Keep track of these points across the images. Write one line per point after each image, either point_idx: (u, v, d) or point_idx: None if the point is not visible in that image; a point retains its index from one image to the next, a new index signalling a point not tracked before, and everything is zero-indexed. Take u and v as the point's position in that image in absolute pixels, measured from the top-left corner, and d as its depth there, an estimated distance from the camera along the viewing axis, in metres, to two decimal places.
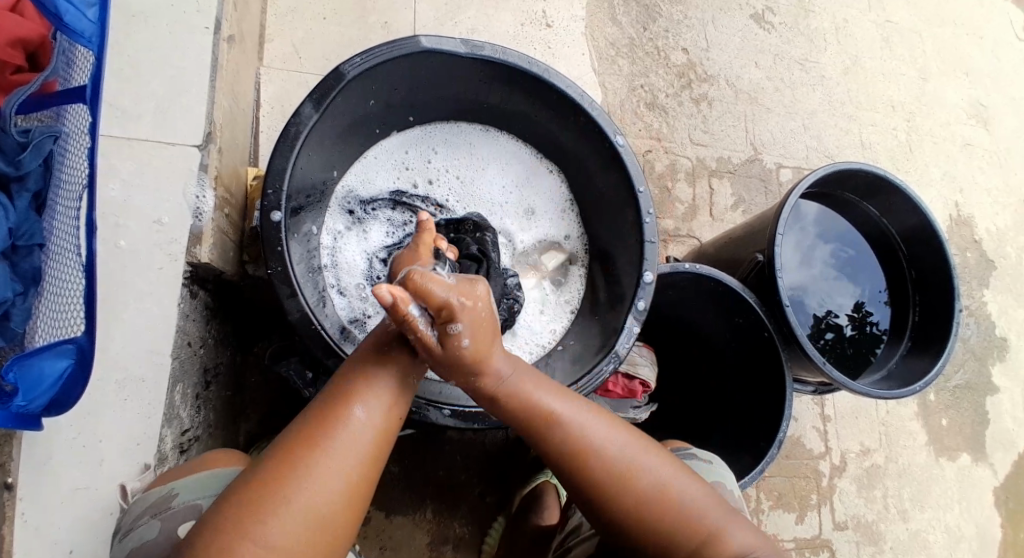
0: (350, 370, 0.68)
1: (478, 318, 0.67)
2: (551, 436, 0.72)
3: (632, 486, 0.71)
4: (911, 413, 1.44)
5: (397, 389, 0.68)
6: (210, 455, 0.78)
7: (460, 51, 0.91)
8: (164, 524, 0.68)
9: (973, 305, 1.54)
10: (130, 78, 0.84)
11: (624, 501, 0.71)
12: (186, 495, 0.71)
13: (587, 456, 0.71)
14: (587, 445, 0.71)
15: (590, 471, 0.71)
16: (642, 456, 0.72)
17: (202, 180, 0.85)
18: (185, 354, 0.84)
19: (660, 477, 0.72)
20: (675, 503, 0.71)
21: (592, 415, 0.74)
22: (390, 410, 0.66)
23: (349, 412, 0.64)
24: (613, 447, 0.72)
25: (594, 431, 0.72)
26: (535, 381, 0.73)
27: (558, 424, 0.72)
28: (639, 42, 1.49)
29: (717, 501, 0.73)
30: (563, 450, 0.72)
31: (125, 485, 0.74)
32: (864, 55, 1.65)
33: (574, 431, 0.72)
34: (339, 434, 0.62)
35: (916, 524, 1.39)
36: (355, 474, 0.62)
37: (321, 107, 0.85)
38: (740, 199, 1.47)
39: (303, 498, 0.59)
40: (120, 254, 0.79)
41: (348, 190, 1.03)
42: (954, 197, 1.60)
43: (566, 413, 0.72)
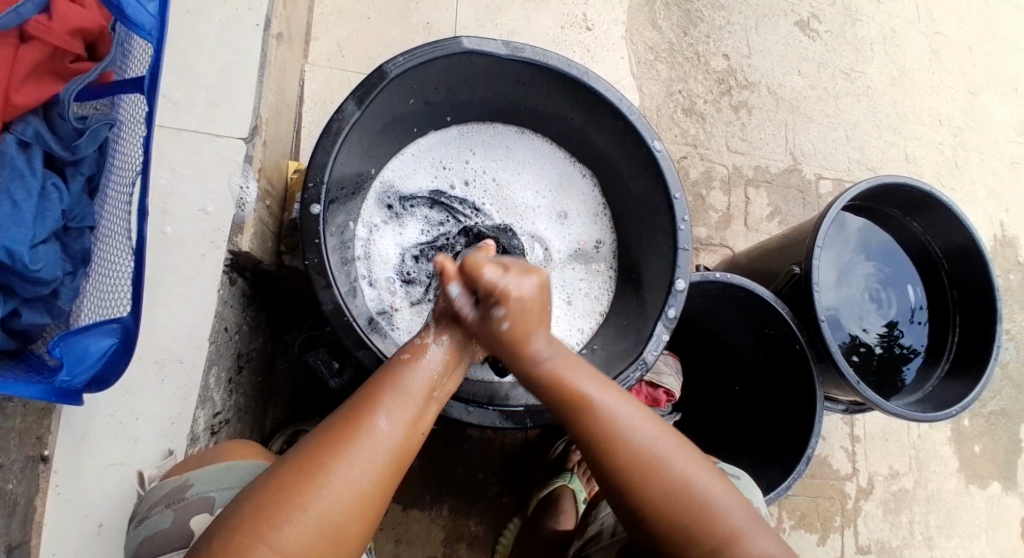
0: (381, 375, 0.69)
1: (525, 304, 0.72)
2: (582, 420, 0.70)
3: (654, 473, 0.67)
4: (944, 438, 1.41)
5: (423, 403, 0.68)
6: (232, 446, 0.77)
7: (501, 53, 0.92)
8: (177, 515, 0.68)
9: (1014, 328, 1.50)
10: (182, 70, 0.87)
11: (644, 483, 0.67)
12: (201, 487, 0.70)
13: (613, 441, 0.68)
14: (614, 430, 0.69)
15: (615, 453, 0.68)
16: (673, 451, 0.69)
17: (247, 171, 0.87)
18: (221, 339, 0.86)
19: (688, 473, 0.68)
20: (692, 496, 0.67)
21: (620, 402, 0.71)
22: (414, 422, 0.67)
23: (372, 424, 0.64)
24: (640, 435, 0.69)
25: (624, 418, 0.70)
26: (575, 365, 0.74)
27: (587, 407, 0.70)
28: (680, 47, 1.48)
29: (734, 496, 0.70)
30: (592, 430, 0.69)
31: (143, 473, 0.75)
32: (911, 67, 1.61)
33: (605, 415, 0.70)
34: (359, 443, 0.62)
35: (942, 551, 1.36)
36: (371, 486, 0.62)
37: (363, 104, 0.86)
38: (777, 210, 1.45)
39: (318, 507, 0.59)
40: (166, 240, 0.81)
41: (387, 185, 1.05)
42: (999, 216, 1.56)
43: (596, 397, 0.71)
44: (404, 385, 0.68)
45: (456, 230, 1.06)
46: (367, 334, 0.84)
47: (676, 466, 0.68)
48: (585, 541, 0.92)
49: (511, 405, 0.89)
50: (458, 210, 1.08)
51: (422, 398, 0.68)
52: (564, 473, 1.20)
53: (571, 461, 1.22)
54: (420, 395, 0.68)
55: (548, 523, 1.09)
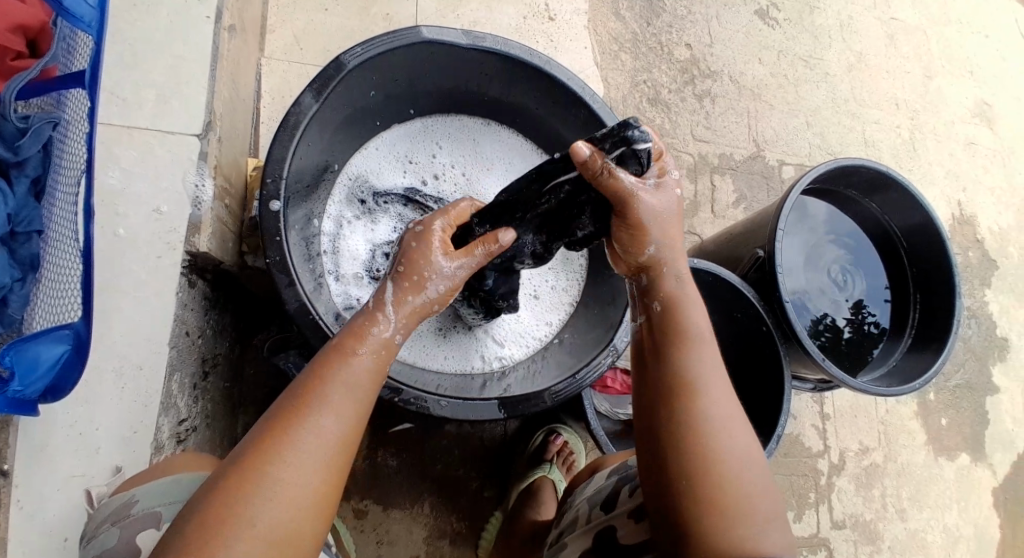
0: (320, 364, 0.62)
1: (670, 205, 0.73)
2: (669, 361, 0.69)
3: (710, 440, 0.64)
4: (911, 413, 1.44)
5: (368, 392, 0.63)
6: (178, 460, 0.75)
7: (461, 43, 0.91)
8: (123, 532, 0.65)
9: (974, 304, 1.54)
10: (131, 66, 0.85)
11: (699, 448, 0.63)
12: (147, 502, 0.68)
13: (690, 395, 0.66)
14: (695, 387, 0.67)
15: (684, 406, 0.66)
16: (740, 435, 0.65)
17: (202, 169, 0.85)
18: (182, 343, 0.84)
19: (744, 453, 0.64)
20: (737, 479, 0.62)
21: (717, 357, 0.70)
22: (361, 415, 0.62)
23: (312, 422, 0.58)
24: (718, 392, 0.67)
25: (710, 379, 0.67)
26: (693, 318, 0.72)
27: (681, 352, 0.69)
28: (643, 36, 1.48)
29: (779, 508, 0.64)
30: (674, 376, 0.68)
31: (91, 492, 0.72)
32: (868, 52, 1.64)
33: (695, 367, 0.68)
34: (300, 446, 0.57)
35: (914, 523, 1.39)
36: (321, 487, 0.57)
37: (321, 97, 0.85)
38: (742, 196, 1.47)
39: (259, 517, 0.54)
40: (119, 243, 0.79)
41: (354, 181, 1.04)
42: (957, 196, 1.60)
43: (706, 339, 0.70)
44: (347, 377, 0.62)
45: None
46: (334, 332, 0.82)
47: (732, 448, 0.64)
48: (561, 531, 0.91)
49: (485, 399, 0.87)
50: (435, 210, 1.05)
51: (368, 384, 0.63)
52: (544, 463, 1.18)
53: (551, 451, 1.20)
54: (365, 382, 0.63)
55: (529, 515, 1.09)
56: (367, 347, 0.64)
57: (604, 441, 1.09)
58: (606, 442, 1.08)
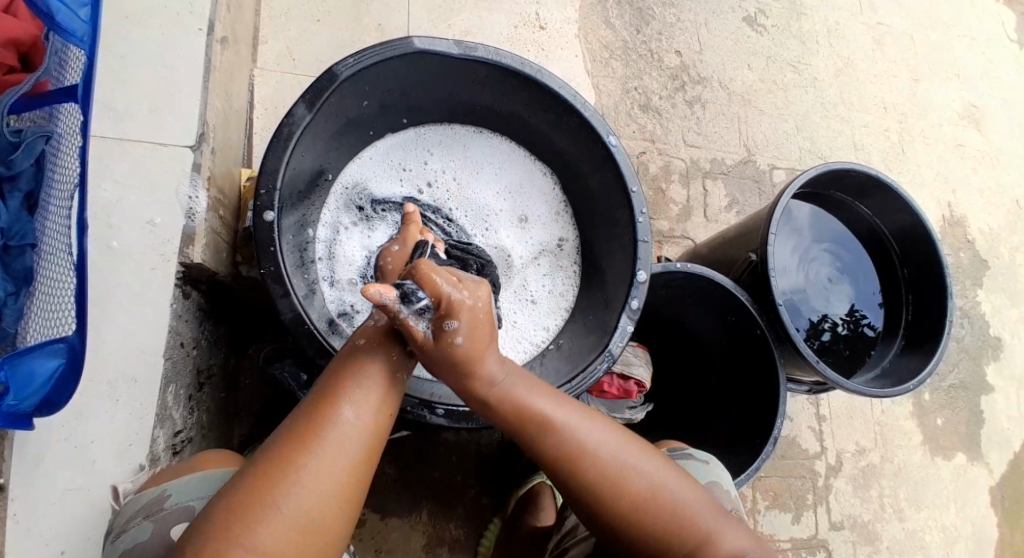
0: (342, 363, 0.67)
1: (476, 319, 0.68)
2: (545, 445, 0.70)
3: (621, 491, 0.69)
4: (906, 413, 1.44)
5: (386, 388, 0.67)
6: (205, 456, 0.75)
7: (453, 52, 0.92)
8: (156, 526, 0.66)
9: (966, 304, 1.55)
10: (124, 79, 0.85)
11: (617, 505, 0.69)
12: (179, 497, 0.69)
13: (578, 464, 0.69)
14: (579, 450, 0.70)
15: (582, 474, 0.69)
16: (637, 460, 0.71)
17: (196, 181, 0.85)
18: (177, 355, 0.83)
19: (655, 484, 0.70)
20: (661, 509, 0.69)
21: (583, 418, 0.72)
22: (383, 407, 0.66)
23: (338, 414, 0.62)
24: (600, 451, 0.70)
25: (585, 437, 0.71)
26: (530, 384, 0.73)
27: (551, 430, 0.70)
28: (633, 44, 1.50)
29: (710, 506, 0.72)
30: (556, 457, 0.70)
31: (117, 486, 0.73)
32: (855, 56, 1.66)
33: (568, 435, 0.70)
34: (326, 436, 0.61)
35: (912, 524, 1.39)
36: (347, 476, 0.61)
37: (314, 108, 0.85)
38: (734, 200, 1.48)
39: (291, 502, 0.57)
40: (114, 254, 0.79)
41: (348, 188, 1.04)
42: (946, 197, 1.61)
43: (560, 417, 0.71)
44: (364, 371, 0.66)
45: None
46: (330, 341, 0.82)
47: (642, 480, 0.70)
48: (562, 536, 0.91)
49: None
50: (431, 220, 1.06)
51: (386, 380, 0.67)
52: None
53: None
54: (383, 378, 0.67)
55: (529, 521, 1.10)
56: (382, 345, 0.69)
57: None
58: None
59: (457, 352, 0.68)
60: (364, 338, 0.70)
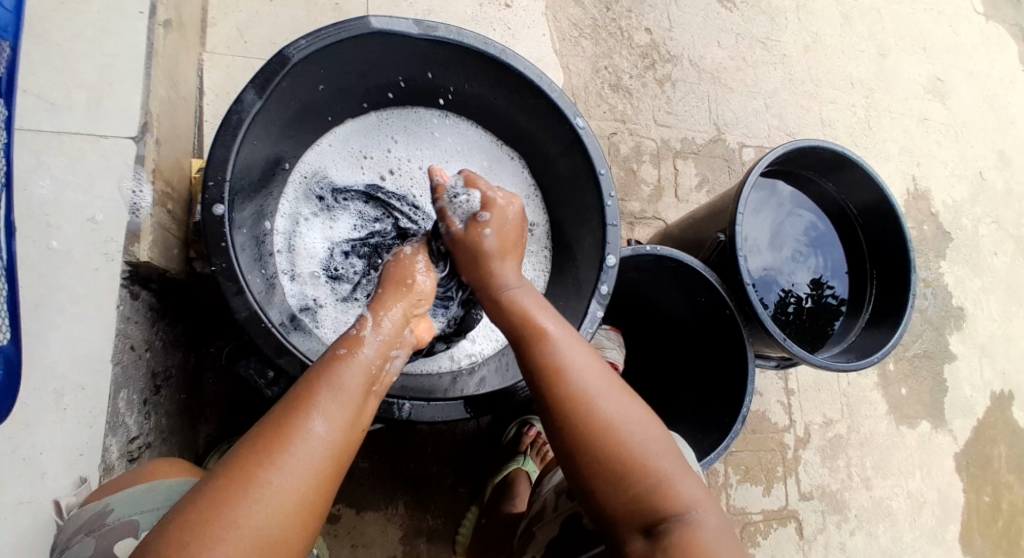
0: (318, 371, 0.65)
1: (506, 224, 0.80)
2: (534, 353, 0.70)
3: (593, 416, 0.67)
4: (872, 384, 1.47)
5: (360, 402, 0.65)
6: (152, 467, 0.74)
7: (412, 32, 0.88)
8: (98, 543, 0.64)
9: (930, 276, 1.57)
10: (58, 68, 0.80)
11: (585, 432, 0.66)
12: (122, 512, 0.67)
13: (558, 378, 0.69)
14: (562, 366, 0.69)
15: (556, 390, 0.68)
16: (614, 394, 0.69)
17: (139, 175, 0.81)
18: (127, 359, 0.80)
19: (622, 419, 0.67)
20: (623, 442, 0.66)
21: (574, 338, 0.73)
22: (355, 419, 0.64)
23: (308, 426, 0.60)
24: (584, 372, 0.69)
25: (569, 355, 0.70)
26: (538, 302, 0.76)
27: (542, 339, 0.71)
28: (602, 23, 1.46)
29: (676, 458, 0.68)
30: (540, 366, 0.69)
31: (60, 501, 0.70)
32: (824, 32, 1.65)
33: (556, 351, 0.70)
34: (295, 450, 0.58)
35: (879, 491, 1.42)
36: (312, 493, 0.59)
37: (265, 93, 0.81)
38: (705, 179, 1.47)
39: (250, 520, 0.55)
40: (53, 257, 0.75)
41: (307, 177, 1.01)
42: (912, 171, 1.62)
43: (555, 330, 0.72)
44: (341, 381, 0.64)
45: (391, 227, 1.02)
46: (287, 339, 0.80)
47: (610, 412, 0.67)
48: (528, 522, 0.90)
49: (450, 398, 0.85)
50: (396, 208, 1.03)
51: (359, 395, 0.65)
52: (519, 455, 1.19)
53: (525, 442, 1.21)
54: (356, 392, 0.65)
55: (505, 508, 1.08)
56: (360, 361, 0.67)
57: None
58: None
59: (482, 248, 0.78)
60: (343, 350, 0.67)
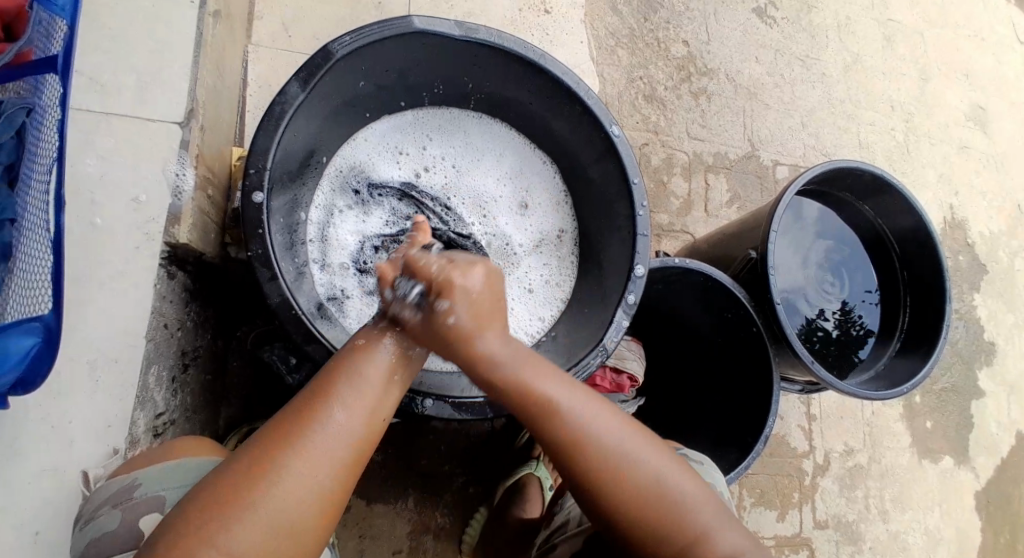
0: (339, 361, 0.65)
1: (473, 298, 0.66)
2: (551, 430, 0.65)
3: (623, 484, 0.64)
4: (896, 415, 1.44)
5: (383, 390, 0.65)
6: (176, 443, 0.75)
7: (454, 33, 0.89)
8: (125, 515, 0.65)
9: (963, 308, 1.54)
10: (111, 51, 0.82)
11: (618, 500, 0.65)
12: (149, 487, 0.68)
13: (582, 453, 0.65)
14: (588, 441, 0.65)
15: (584, 467, 0.65)
16: (641, 450, 0.66)
17: (183, 158, 0.83)
18: (160, 335, 0.82)
19: (657, 479, 0.65)
20: (660, 503, 0.65)
21: (589, 401, 0.67)
22: (374, 410, 0.63)
23: (327, 414, 0.60)
24: (608, 436, 0.66)
25: (591, 424, 0.66)
26: (534, 364, 0.68)
27: (557, 412, 0.65)
28: (640, 33, 1.46)
29: (716, 506, 0.68)
30: (561, 441, 0.65)
31: (88, 472, 0.71)
32: (865, 54, 1.63)
33: (574, 421, 0.65)
34: (314, 439, 0.59)
35: (896, 525, 1.39)
36: (330, 485, 0.59)
37: (308, 86, 0.83)
38: (735, 196, 1.46)
39: (268, 502, 0.56)
40: (95, 232, 0.77)
41: (344, 170, 1.02)
42: (948, 200, 1.59)
43: (564, 399, 0.66)
44: (361, 374, 0.64)
45: None
46: (317, 328, 0.81)
47: (644, 475, 0.65)
48: (550, 533, 0.91)
49: (471, 398, 0.86)
50: (429, 208, 1.04)
51: (381, 387, 0.65)
52: (531, 461, 1.19)
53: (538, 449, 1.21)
54: (379, 386, 0.64)
55: (514, 512, 1.09)
56: (378, 354, 0.66)
57: None
58: None
59: (454, 342, 0.66)
60: (361, 342, 0.67)
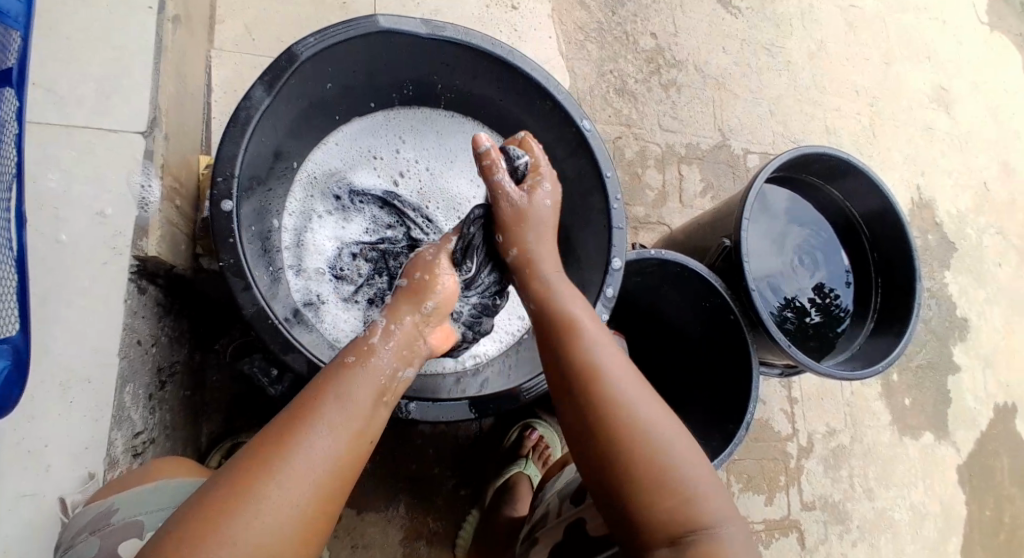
0: (320, 383, 0.64)
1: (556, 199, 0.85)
2: (568, 350, 0.71)
3: (622, 419, 0.66)
4: (876, 394, 1.46)
5: (368, 412, 0.64)
6: (156, 464, 0.74)
7: (420, 32, 0.88)
8: (103, 542, 0.64)
9: (934, 286, 1.57)
10: (67, 62, 0.80)
11: (613, 435, 0.65)
12: (126, 512, 0.66)
13: (590, 378, 0.68)
14: (596, 365, 0.69)
15: (588, 392, 0.68)
16: (643, 396, 0.68)
17: (148, 169, 0.81)
18: (134, 353, 0.80)
19: (654, 421, 0.66)
20: (654, 445, 0.65)
21: (607, 340, 0.73)
22: (359, 432, 0.63)
23: (309, 435, 0.59)
24: (614, 369, 0.70)
25: (605, 354, 0.71)
26: (570, 297, 0.77)
27: (579, 334, 0.72)
28: (608, 26, 1.47)
29: (708, 471, 0.66)
30: (574, 364, 0.70)
31: (65, 499, 0.69)
32: (829, 40, 1.65)
33: (589, 347, 0.71)
34: (297, 460, 0.58)
35: (882, 502, 1.42)
36: (311, 510, 0.57)
37: (273, 90, 0.81)
38: (709, 185, 1.47)
39: (249, 525, 0.54)
40: (60, 249, 0.75)
41: (321, 176, 1.01)
42: (916, 180, 1.62)
43: (588, 327, 0.73)
44: (343, 393, 0.64)
45: (402, 236, 1.02)
46: (293, 336, 0.80)
47: (643, 414, 0.67)
48: (532, 526, 0.90)
49: (456, 399, 0.86)
50: (410, 219, 1.04)
51: (367, 408, 0.65)
52: (519, 459, 1.18)
53: (526, 447, 1.20)
54: (366, 405, 0.65)
55: (505, 512, 1.08)
56: (368, 369, 0.67)
57: None
58: None
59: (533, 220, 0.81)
60: (351, 358, 0.68)
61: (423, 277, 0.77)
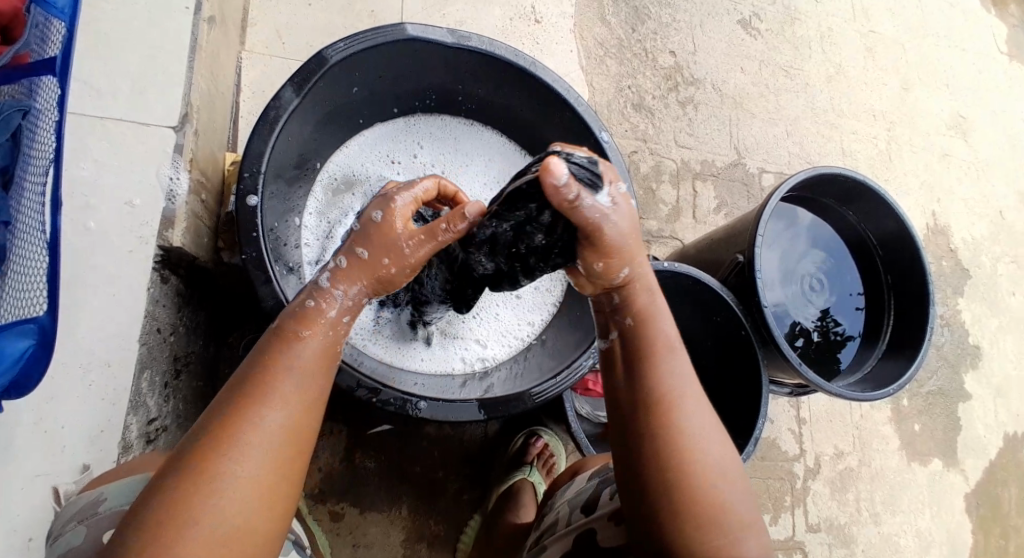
0: (265, 352, 0.61)
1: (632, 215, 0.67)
2: (647, 373, 0.66)
3: (687, 455, 0.63)
4: (885, 418, 1.46)
5: (321, 380, 0.62)
6: (137, 459, 0.71)
7: (446, 41, 0.90)
8: (88, 531, 0.62)
9: (948, 313, 1.56)
10: (106, 58, 0.83)
11: (674, 469, 0.62)
12: (113, 502, 0.64)
13: (666, 406, 0.64)
14: (675, 396, 0.65)
15: (661, 421, 0.64)
16: (714, 435, 0.65)
17: (177, 162, 0.84)
18: (153, 341, 0.82)
19: (716, 462, 0.63)
20: (712, 487, 0.62)
21: (690, 368, 0.68)
22: (311, 404, 0.60)
23: (259, 413, 0.57)
24: (693, 403, 0.65)
25: (686, 384, 0.66)
26: (662, 317, 0.70)
27: (661, 358, 0.67)
28: (628, 42, 1.49)
29: (756, 517, 0.64)
30: (651, 388, 0.66)
31: (59, 489, 0.70)
32: (848, 63, 1.66)
33: (671, 374, 0.66)
34: (247, 437, 0.55)
35: (887, 527, 1.40)
36: (274, 482, 0.56)
37: (302, 92, 0.84)
38: (723, 202, 1.48)
39: (210, 507, 0.53)
40: (88, 236, 0.77)
41: (347, 178, 1.03)
42: (931, 206, 1.62)
43: (676, 353, 0.68)
44: (293, 362, 0.61)
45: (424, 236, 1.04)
46: None
47: (707, 454, 0.63)
48: (541, 533, 0.90)
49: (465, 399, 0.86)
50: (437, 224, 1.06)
51: (320, 377, 0.62)
52: (524, 465, 1.18)
53: (531, 454, 1.20)
54: (318, 375, 0.61)
55: (507, 517, 1.08)
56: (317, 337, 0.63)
57: (583, 442, 1.13)
58: (585, 443, 1.13)
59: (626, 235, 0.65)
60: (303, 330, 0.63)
61: (385, 262, 0.67)
